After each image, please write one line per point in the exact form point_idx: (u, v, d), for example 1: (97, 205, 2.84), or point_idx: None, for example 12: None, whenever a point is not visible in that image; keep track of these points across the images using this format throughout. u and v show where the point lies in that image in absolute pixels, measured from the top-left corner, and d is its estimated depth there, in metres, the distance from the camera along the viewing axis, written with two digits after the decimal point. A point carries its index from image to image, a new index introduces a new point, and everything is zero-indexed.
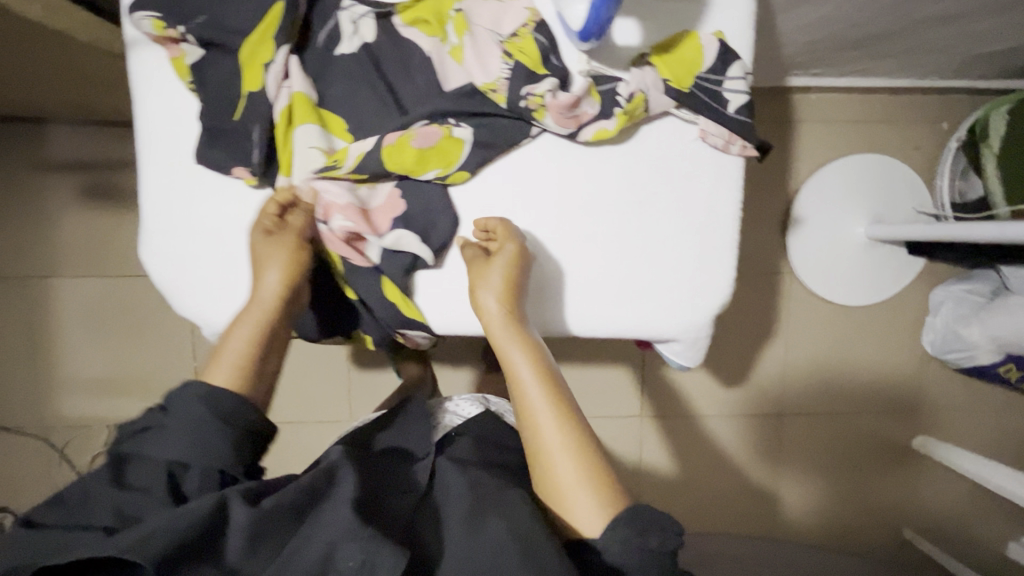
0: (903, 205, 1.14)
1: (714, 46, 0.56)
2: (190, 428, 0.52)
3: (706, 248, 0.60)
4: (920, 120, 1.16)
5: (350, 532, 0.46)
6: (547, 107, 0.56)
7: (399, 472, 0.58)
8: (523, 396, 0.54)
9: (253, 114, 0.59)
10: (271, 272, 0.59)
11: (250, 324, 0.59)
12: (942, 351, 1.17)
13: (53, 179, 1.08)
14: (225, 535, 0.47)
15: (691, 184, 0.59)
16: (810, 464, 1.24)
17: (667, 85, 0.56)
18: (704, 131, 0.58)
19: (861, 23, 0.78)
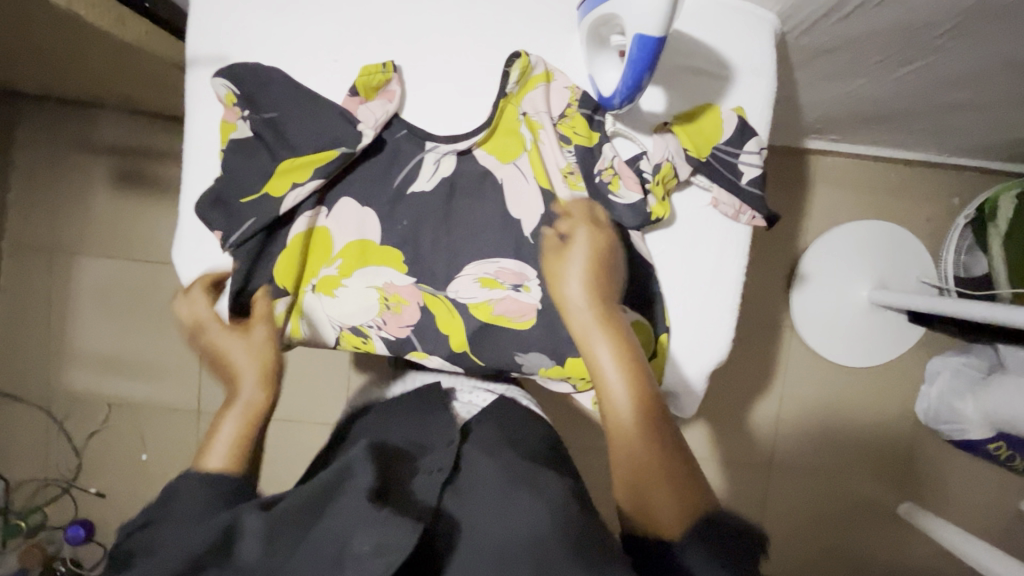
0: (908, 273, 1.16)
1: (733, 122, 0.53)
2: (200, 498, 0.46)
3: (707, 312, 0.56)
4: (931, 193, 1.19)
5: (361, 517, 0.41)
6: (620, 178, 0.54)
7: (411, 460, 0.51)
8: (608, 400, 0.48)
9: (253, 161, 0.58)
10: (240, 351, 0.57)
11: (238, 414, 0.54)
12: (934, 420, 1.18)
13: (91, 162, 1.12)
14: (238, 541, 0.41)
15: (698, 245, 0.56)
16: (794, 518, 1.25)
17: (687, 154, 0.52)
18: (716, 200, 0.54)
19: (881, 102, 0.81)
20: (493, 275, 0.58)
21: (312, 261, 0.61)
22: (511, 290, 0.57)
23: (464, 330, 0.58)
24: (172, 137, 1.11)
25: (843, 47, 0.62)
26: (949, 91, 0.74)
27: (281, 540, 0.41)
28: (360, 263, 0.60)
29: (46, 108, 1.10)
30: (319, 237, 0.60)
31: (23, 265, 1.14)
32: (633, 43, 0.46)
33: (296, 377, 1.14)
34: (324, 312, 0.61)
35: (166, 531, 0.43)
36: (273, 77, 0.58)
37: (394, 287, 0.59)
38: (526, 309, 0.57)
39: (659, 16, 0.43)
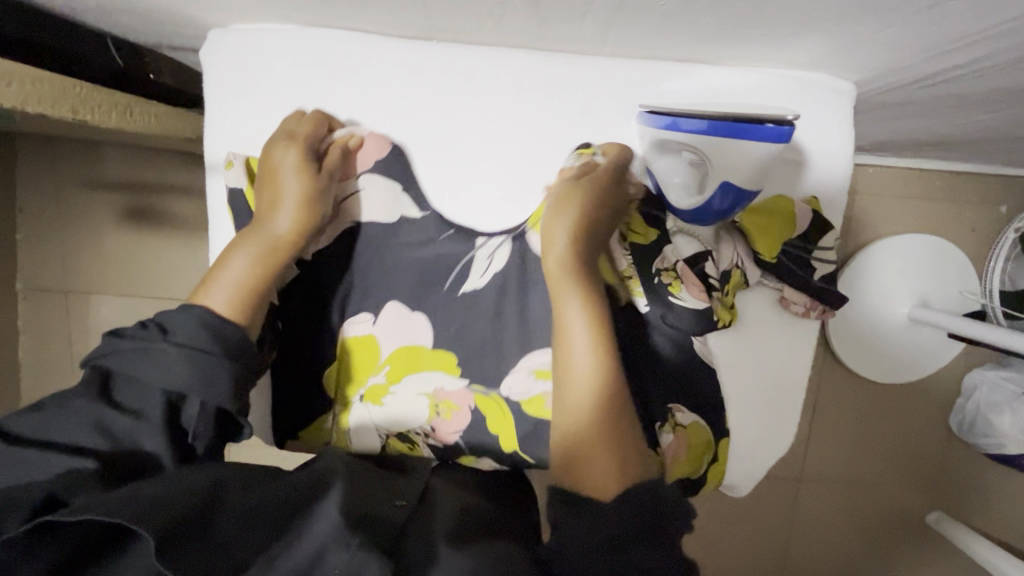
0: (951, 287, 1.12)
1: (806, 218, 0.51)
2: (189, 355, 0.43)
3: (773, 409, 0.54)
4: (978, 202, 1.12)
5: (341, 536, 0.38)
6: (683, 279, 0.52)
7: (378, 481, 0.48)
8: (569, 351, 0.46)
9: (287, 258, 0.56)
10: (287, 202, 0.51)
11: (255, 249, 0.49)
12: (969, 434, 1.15)
13: (99, 200, 1.08)
14: (216, 513, 0.38)
15: (763, 345, 0.53)
16: (821, 529, 1.25)
17: (758, 258, 0.52)
18: (785, 298, 0.53)
19: (943, 134, 0.74)
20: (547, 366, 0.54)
21: (359, 364, 0.56)
22: None
23: (514, 425, 0.55)
24: (178, 169, 1.06)
25: (921, 101, 0.56)
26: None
27: (262, 524, 0.38)
28: (412, 366, 0.56)
29: (48, 144, 1.05)
30: (365, 342, 0.56)
31: (39, 306, 1.12)
32: (719, 187, 0.49)
33: None
34: (368, 421, 0.56)
35: (148, 374, 0.43)
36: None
37: (446, 393, 0.55)
38: None
39: (750, 172, 0.47)
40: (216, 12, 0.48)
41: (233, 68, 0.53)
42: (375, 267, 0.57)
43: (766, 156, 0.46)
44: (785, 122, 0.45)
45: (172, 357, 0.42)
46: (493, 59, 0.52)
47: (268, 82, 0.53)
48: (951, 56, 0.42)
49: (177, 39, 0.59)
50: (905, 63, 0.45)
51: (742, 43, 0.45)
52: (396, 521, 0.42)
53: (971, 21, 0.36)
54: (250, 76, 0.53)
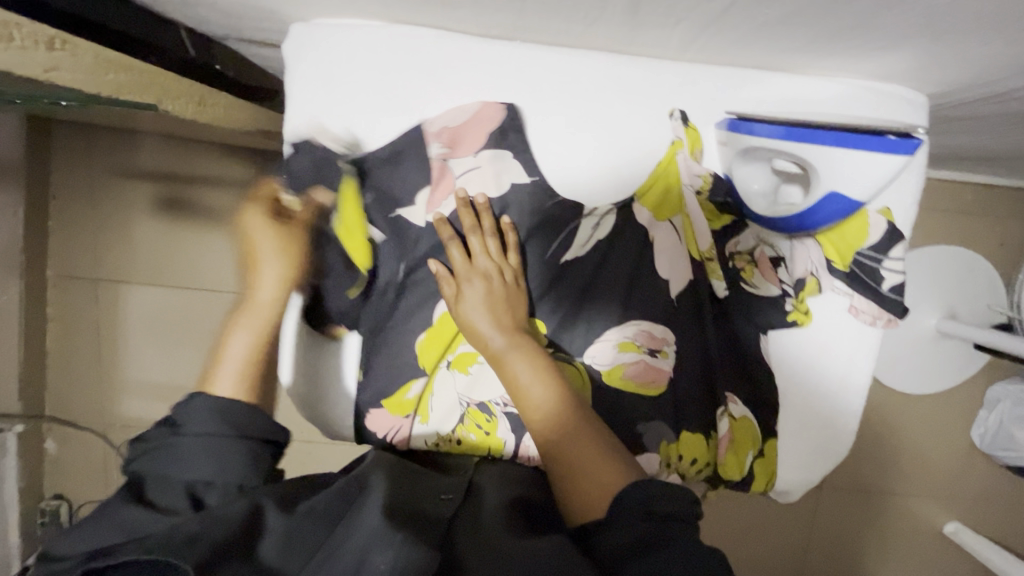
0: (978, 301, 1.12)
1: (882, 228, 0.50)
2: (200, 446, 0.46)
3: (832, 411, 0.54)
4: (1007, 217, 1.13)
5: (379, 536, 0.41)
6: (757, 265, 0.54)
7: (423, 482, 0.50)
8: (533, 414, 0.48)
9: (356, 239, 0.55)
10: (269, 271, 0.54)
11: (250, 326, 0.53)
12: (991, 447, 1.17)
13: (135, 189, 1.08)
14: (259, 539, 0.42)
15: (827, 346, 0.53)
16: (840, 538, 1.25)
17: (831, 266, 0.51)
18: (854, 306, 0.53)
19: (991, 149, 0.75)
20: (631, 338, 0.51)
21: (448, 335, 0.55)
22: (648, 355, 0.51)
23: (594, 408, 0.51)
24: (213, 162, 1.06)
25: (989, 116, 0.56)
26: None
27: (300, 544, 0.42)
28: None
29: (84, 133, 1.05)
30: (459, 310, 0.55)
31: (67, 295, 1.11)
32: (822, 197, 0.48)
33: None
34: (454, 391, 0.56)
35: (177, 470, 0.46)
36: (388, 162, 0.54)
37: None
38: (660, 375, 0.51)
39: (859, 186, 0.47)
40: (299, 6, 0.49)
41: (312, 60, 0.53)
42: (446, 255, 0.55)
43: (890, 164, 0.46)
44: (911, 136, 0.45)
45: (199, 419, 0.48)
46: (572, 62, 0.52)
47: (346, 76, 0.53)
48: None
49: (243, 31, 0.59)
50: (985, 77, 0.46)
51: (825, 54, 0.45)
52: (443, 520, 0.45)
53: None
54: (329, 69, 0.53)
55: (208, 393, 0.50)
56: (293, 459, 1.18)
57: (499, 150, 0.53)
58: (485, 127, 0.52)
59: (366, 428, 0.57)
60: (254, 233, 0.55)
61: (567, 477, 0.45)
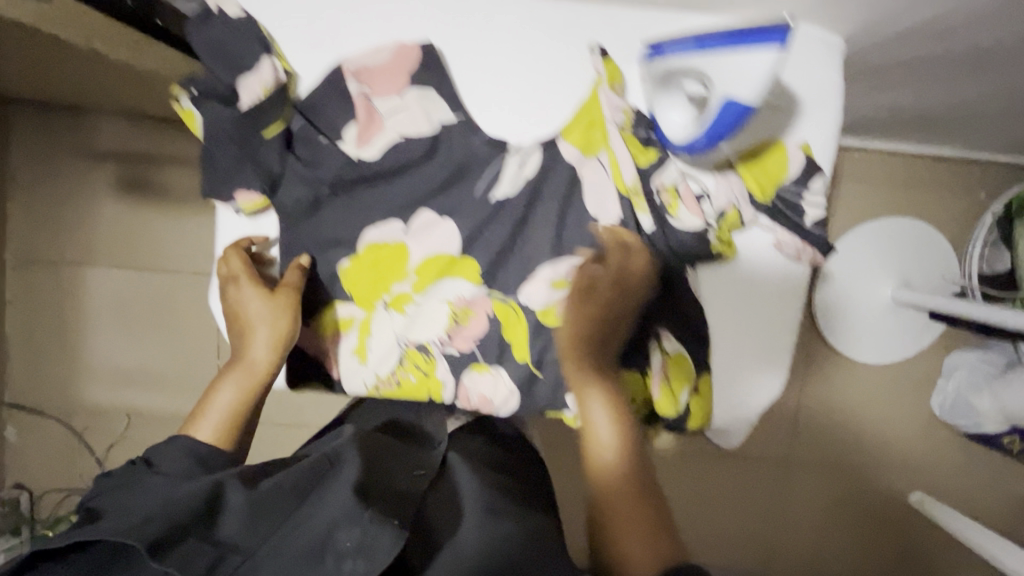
0: (932, 272, 1.15)
1: (801, 161, 0.52)
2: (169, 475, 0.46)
3: (766, 348, 0.56)
4: (959, 188, 1.16)
5: (350, 515, 0.44)
6: (681, 199, 0.53)
7: (404, 453, 0.56)
8: (595, 446, 0.50)
9: (295, 178, 0.57)
10: (260, 332, 0.56)
11: (236, 382, 0.55)
12: (949, 415, 1.20)
13: (95, 169, 1.07)
14: (220, 513, 0.43)
15: (760, 286, 0.56)
16: (809, 511, 1.27)
17: (751, 198, 0.53)
18: (779, 242, 0.54)
19: (929, 108, 0.78)
20: (564, 275, 0.54)
21: (384, 273, 0.57)
22: (579, 291, 0.54)
23: (529, 338, 0.55)
24: (174, 140, 1.06)
25: (910, 61, 0.58)
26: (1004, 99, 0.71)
27: (266, 517, 0.44)
28: (437, 275, 0.57)
29: (43, 112, 1.05)
30: (394, 247, 0.57)
31: (26, 276, 1.10)
32: (720, 105, 0.48)
33: None
34: (392, 332, 0.58)
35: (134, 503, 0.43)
36: (319, 101, 0.56)
37: (467, 301, 0.56)
38: (591, 312, 0.55)
39: (756, 88, 0.47)
40: None
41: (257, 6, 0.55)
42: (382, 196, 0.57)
43: (775, 61, 0.46)
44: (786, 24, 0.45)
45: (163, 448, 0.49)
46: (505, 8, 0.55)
47: (290, 22, 0.55)
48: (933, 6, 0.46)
49: None
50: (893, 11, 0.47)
51: None
52: (415, 494, 0.50)
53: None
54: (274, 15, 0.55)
55: (184, 437, 0.50)
56: (260, 441, 1.17)
57: (426, 88, 0.55)
58: (409, 65, 0.55)
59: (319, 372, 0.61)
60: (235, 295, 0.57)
61: (607, 527, 0.46)
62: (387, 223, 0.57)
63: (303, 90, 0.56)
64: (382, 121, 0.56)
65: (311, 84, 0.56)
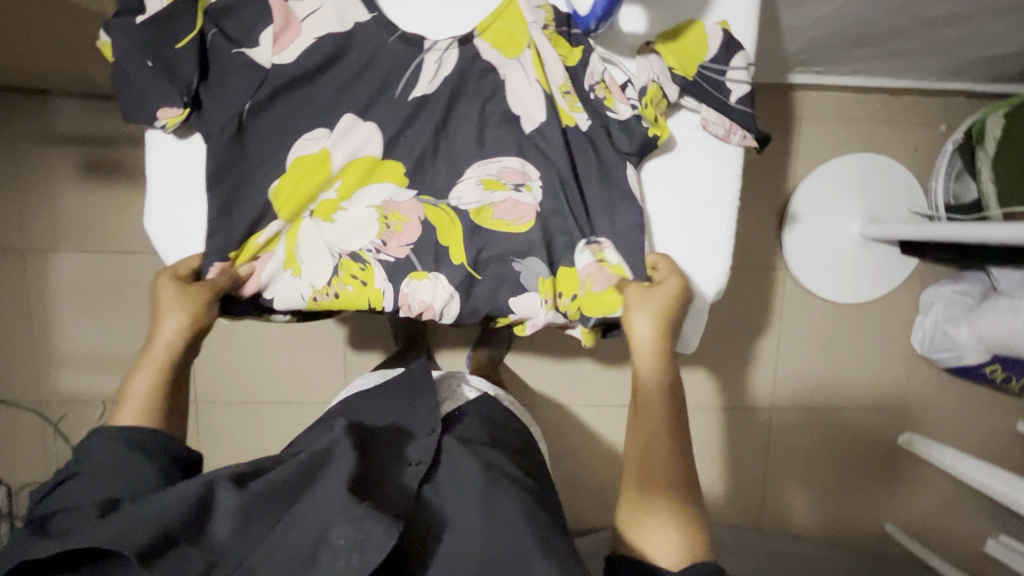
0: (899, 205, 1.16)
1: (718, 37, 0.60)
2: (110, 466, 0.49)
3: (707, 230, 0.63)
4: (918, 121, 1.17)
5: (344, 512, 0.45)
6: (613, 94, 0.62)
7: (391, 454, 0.54)
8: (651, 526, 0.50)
9: (225, 105, 0.60)
10: (168, 320, 0.60)
11: (150, 369, 0.58)
12: (930, 351, 1.20)
13: (55, 152, 1.08)
14: (212, 517, 0.44)
15: (694, 172, 0.63)
16: (799, 461, 1.26)
17: (673, 73, 0.60)
18: (705, 119, 0.61)
19: (867, 21, 0.79)
20: (497, 177, 0.63)
21: (305, 184, 0.62)
22: (514, 188, 0.63)
23: (463, 242, 0.63)
24: None
25: None
26: (937, 1, 0.72)
27: (258, 520, 0.45)
28: (362, 179, 0.64)
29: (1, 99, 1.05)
30: (315, 157, 0.62)
31: None
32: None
33: (292, 356, 1.16)
34: (320, 237, 0.63)
35: (85, 496, 0.46)
36: (253, 23, 0.61)
37: (394, 205, 0.64)
38: (524, 209, 0.63)
39: None
40: None
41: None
42: (336, 108, 0.63)
43: None
44: None
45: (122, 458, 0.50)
46: None
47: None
48: None
49: None
50: None
51: None
52: (411, 490, 0.51)
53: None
54: None
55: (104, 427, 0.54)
56: (241, 419, 1.17)
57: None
58: None
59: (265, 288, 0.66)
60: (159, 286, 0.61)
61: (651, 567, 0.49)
62: (319, 128, 0.62)
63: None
64: (297, 23, 0.61)
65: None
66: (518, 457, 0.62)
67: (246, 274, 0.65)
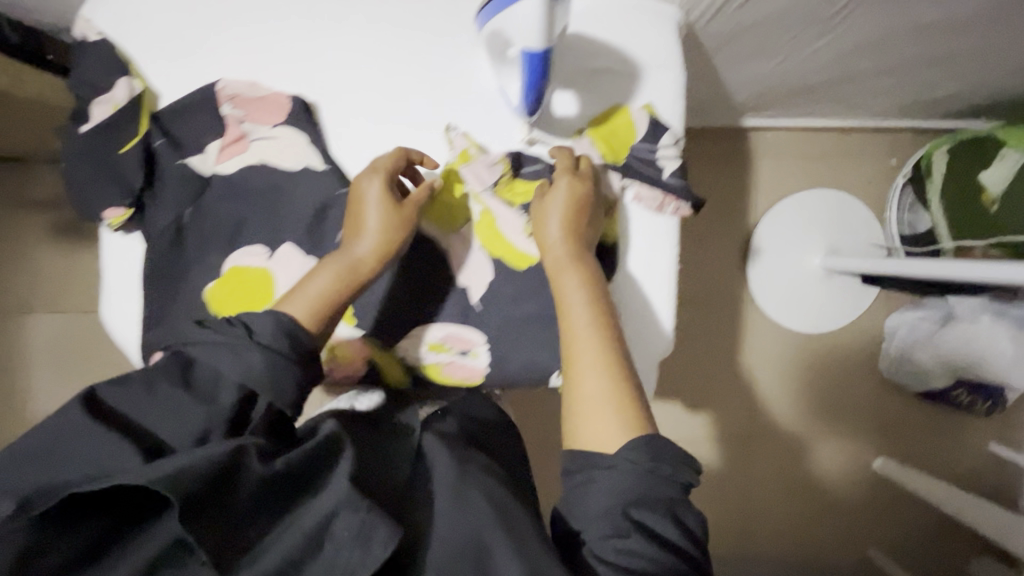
0: (857, 237, 1.20)
1: (645, 121, 0.60)
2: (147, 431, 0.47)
3: (652, 304, 0.61)
4: (870, 156, 1.22)
5: (350, 502, 0.44)
6: None
7: (382, 447, 0.54)
8: (580, 374, 0.51)
9: (161, 213, 0.57)
10: (367, 231, 0.54)
11: (335, 268, 0.53)
12: (897, 375, 1.22)
13: (30, 216, 1.09)
14: (236, 484, 0.44)
15: (633, 248, 0.61)
16: (778, 488, 1.27)
17: (604, 160, 0.60)
18: (638, 196, 0.61)
19: (804, 76, 0.82)
20: (440, 340, 0.60)
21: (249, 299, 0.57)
22: (457, 354, 0.60)
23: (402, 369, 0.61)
24: None
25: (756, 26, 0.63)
26: (864, 60, 0.76)
27: (276, 497, 0.45)
28: None
29: None
30: (258, 278, 0.56)
31: None
32: (522, 57, 0.49)
33: None
34: None
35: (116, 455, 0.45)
36: (189, 126, 0.57)
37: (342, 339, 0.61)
38: (473, 371, 0.61)
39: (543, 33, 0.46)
40: None
41: (118, 21, 0.57)
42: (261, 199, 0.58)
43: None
44: None
45: (251, 369, 0.47)
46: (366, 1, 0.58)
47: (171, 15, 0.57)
48: None
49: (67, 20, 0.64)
50: None
51: None
52: (395, 485, 0.50)
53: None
54: (143, 24, 0.57)
55: (282, 313, 0.50)
56: None
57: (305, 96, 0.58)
58: (280, 99, 0.57)
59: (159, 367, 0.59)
60: (367, 188, 0.54)
61: (581, 400, 0.51)
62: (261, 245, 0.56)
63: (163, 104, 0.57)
64: (247, 141, 0.57)
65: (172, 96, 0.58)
66: (513, 466, 0.58)
67: None
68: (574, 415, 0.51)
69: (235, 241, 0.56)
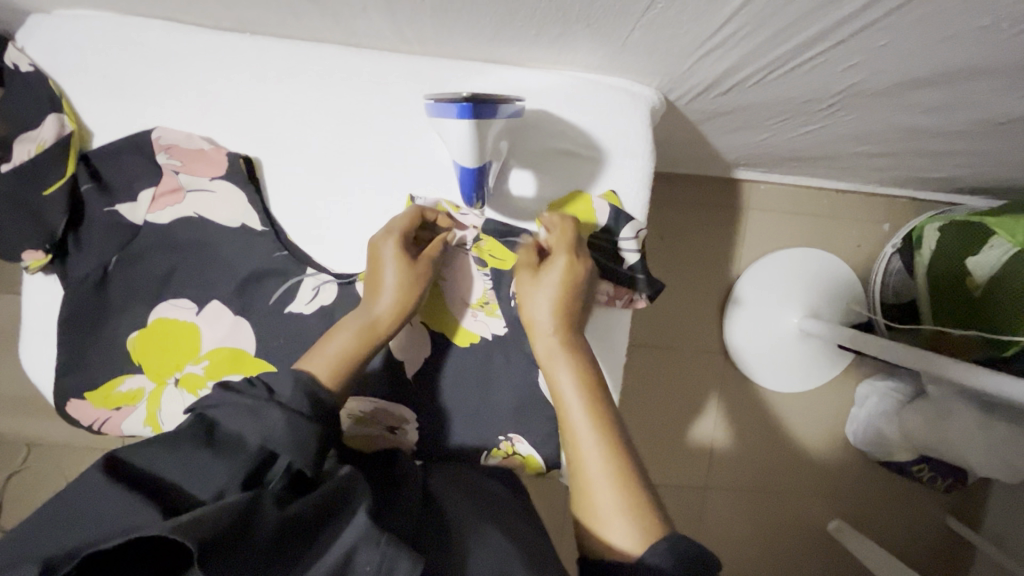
0: (840, 302, 1.18)
1: (606, 210, 0.58)
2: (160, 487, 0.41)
3: None
4: (863, 219, 1.20)
5: (370, 533, 0.39)
6: None
7: (391, 493, 0.51)
8: (583, 467, 0.47)
9: (92, 253, 0.59)
10: (387, 283, 0.54)
11: (354, 327, 0.53)
12: (863, 444, 1.21)
13: None
14: (256, 523, 0.38)
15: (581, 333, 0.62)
16: (731, 541, 1.26)
17: None
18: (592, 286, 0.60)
19: (796, 149, 0.79)
20: (369, 414, 0.61)
21: (173, 354, 0.59)
22: (386, 429, 0.62)
23: None
24: None
25: (741, 108, 0.60)
26: (858, 143, 0.72)
27: (296, 535, 0.39)
28: (228, 367, 0.58)
29: None
30: (183, 332, 0.59)
31: None
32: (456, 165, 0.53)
33: None
34: (183, 410, 0.58)
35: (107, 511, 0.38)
36: (124, 169, 0.58)
37: None
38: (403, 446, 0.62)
39: (469, 157, 0.51)
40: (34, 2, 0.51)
41: (54, 55, 0.56)
42: (203, 250, 0.60)
43: (472, 132, 0.48)
44: (488, 100, 0.46)
45: (276, 431, 0.42)
46: (333, 54, 0.56)
47: (122, 50, 0.56)
48: (720, 56, 0.47)
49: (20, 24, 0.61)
50: (682, 64, 0.50)
51: (529, 42, 0.49)
52: (412, 522, 0.47)
53: (712, 10, 0.40)
54: (84, 59, 0.56)
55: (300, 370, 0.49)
56: None
57: (246, 151, 0.59)
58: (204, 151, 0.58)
59: (81, 417, 0.59)
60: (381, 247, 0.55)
61: (588, 495, 0.46)
62: (189, 301, 0.60)
63: (95, 144, 0.59)
64: (182, 193, 0.59)
65: (104, 136, 0.58)
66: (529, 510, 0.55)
67: (105, 419, 0.59)
68: (581, 514, 0.46)
69: (161, 292, 0.60)
